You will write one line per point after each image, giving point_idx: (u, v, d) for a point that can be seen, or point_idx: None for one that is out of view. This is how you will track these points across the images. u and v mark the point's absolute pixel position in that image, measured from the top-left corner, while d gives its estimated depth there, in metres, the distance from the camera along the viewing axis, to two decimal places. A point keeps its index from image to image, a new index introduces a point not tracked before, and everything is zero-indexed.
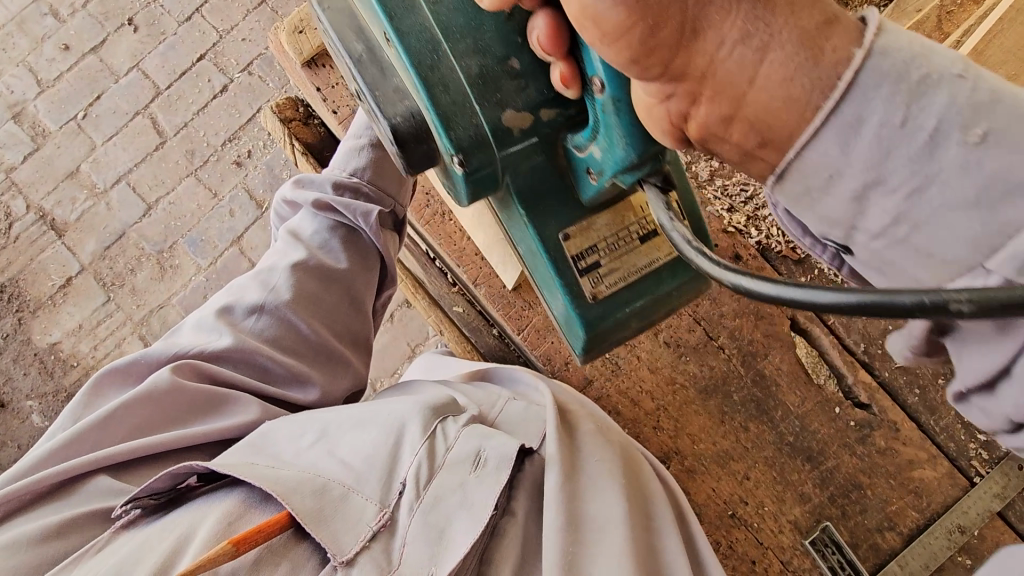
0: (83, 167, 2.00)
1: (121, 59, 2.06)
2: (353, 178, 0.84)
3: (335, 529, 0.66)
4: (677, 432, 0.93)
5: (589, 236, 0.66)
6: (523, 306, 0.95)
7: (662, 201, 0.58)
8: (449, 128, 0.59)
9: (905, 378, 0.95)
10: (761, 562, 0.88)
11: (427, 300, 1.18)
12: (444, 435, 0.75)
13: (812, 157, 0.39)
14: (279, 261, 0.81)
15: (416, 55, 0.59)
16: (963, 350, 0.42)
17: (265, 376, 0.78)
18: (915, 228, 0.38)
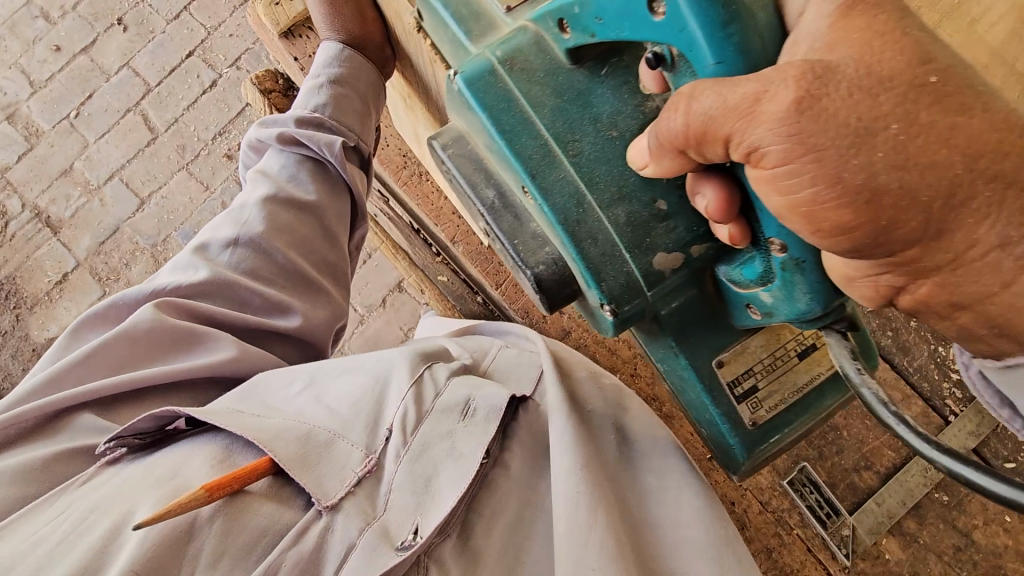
0: (76, 165, 2.04)
1: (112, 58, 2.10)
2: (315, 114, 0.85)
3: (319, 475, 0.66)
4: (655, 379, 0.94)
5: (743, 359, 0.67)
6: (500, 263, 0.97)
7: (847, 350, 0.57)
8: (600, 280, 0.57)
9: (878, 322, 0.97)
10: (739, 503, 0.89)
11: (406, 261, 1.20)
12: (432, 380, 0.78)
13: None
14: (248, 198, 0.82)
15: (562, 211, 0.57)
16: None
17: (242, 307, 0.79)
18: None
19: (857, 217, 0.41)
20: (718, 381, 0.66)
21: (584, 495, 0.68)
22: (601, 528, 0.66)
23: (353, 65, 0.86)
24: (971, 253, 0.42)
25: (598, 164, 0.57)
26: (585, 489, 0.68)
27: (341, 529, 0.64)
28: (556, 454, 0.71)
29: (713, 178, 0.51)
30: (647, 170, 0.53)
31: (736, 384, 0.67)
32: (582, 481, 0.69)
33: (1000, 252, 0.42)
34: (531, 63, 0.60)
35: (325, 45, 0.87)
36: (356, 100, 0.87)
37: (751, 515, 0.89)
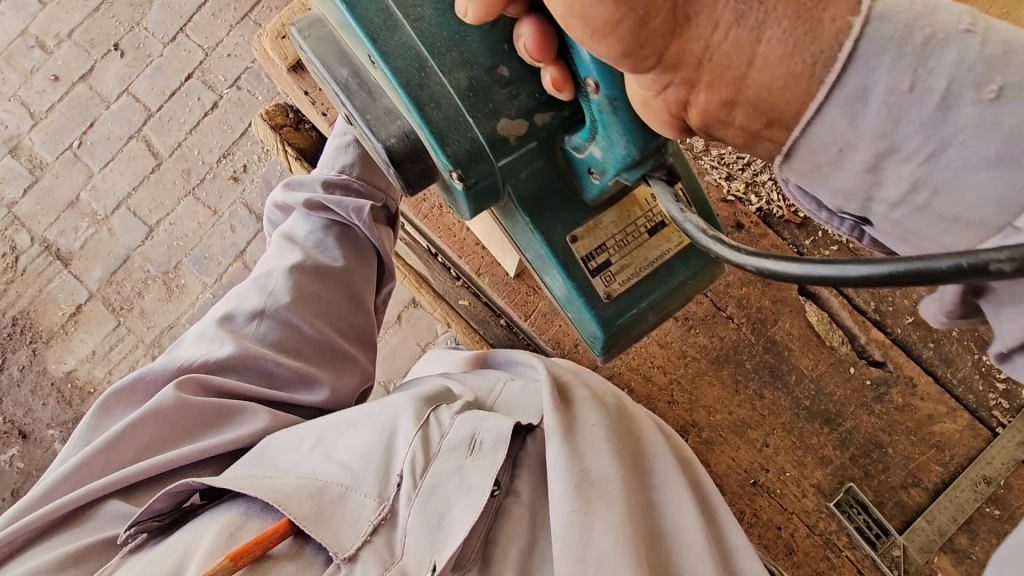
0: (82, 196, 2.02)
1: (111, 85, 2.07)
2: (342, 174, 0.83)
3: (335, 528, 0.62)
4: (692, 404, 0.92)
5: (596, 235, 0.64)
6: (527, 292, 0.93)
7: (671, 193, 0.57)
8: (445, 145, 0.58)
9: (919, 333, 0.94)
10: (787, 528, 0.88)
11: (432, 295, 1.17)
12: (438, 422, 0.69)
13: (820, 131, 0.42)
14: (275, 265, 0.81)
15: (403, 75, 0.57)
16: (1000, 311, 0.45)
17: (270, 381, 0.77)
18: (933, 193, 0.42)
19: (613, 9, 0.41)
20: (574, 256, 0.63)
21: (578, 515, 0.61)
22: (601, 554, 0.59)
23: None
24: (716, 38, 0.42)
25: (439, 29, 0.57)
26: (582, 510, 0.62)
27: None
28: (550, 476, 0.65)
29: (527, 16, 0.53)
30: (462, 15, 0.52)
31: (587, 258, 0.63)
32: (580, 500, 0.62)
33: (738, 28, 0.41)
34: None
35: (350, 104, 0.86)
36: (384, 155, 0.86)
37: (798, 539, 0.88)
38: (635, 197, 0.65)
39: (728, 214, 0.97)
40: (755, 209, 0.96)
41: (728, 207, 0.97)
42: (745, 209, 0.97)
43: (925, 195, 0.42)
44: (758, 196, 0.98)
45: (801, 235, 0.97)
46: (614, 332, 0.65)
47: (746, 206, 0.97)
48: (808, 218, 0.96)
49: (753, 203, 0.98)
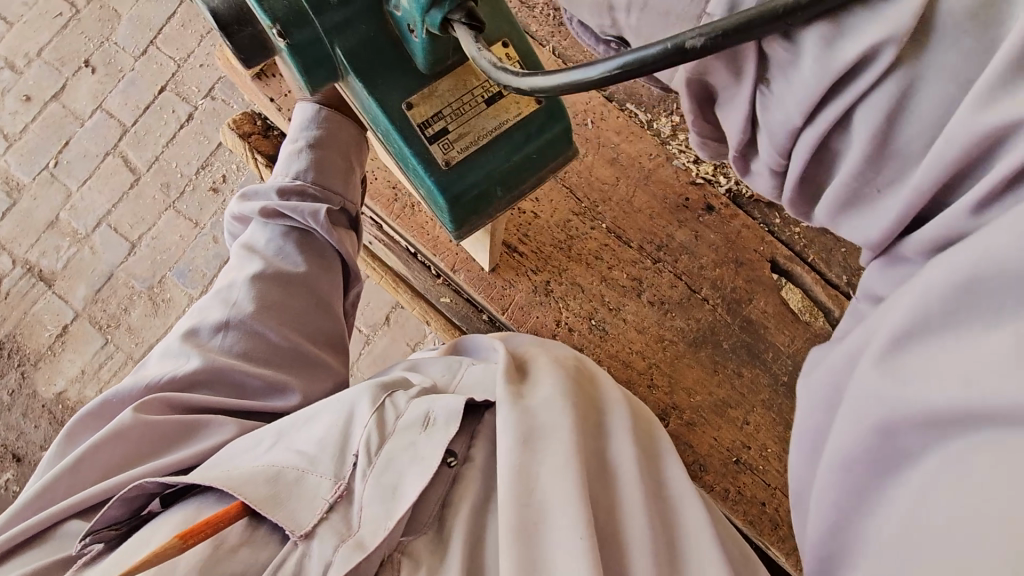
0: (62, 216, 2.01)
1: (83, 102, 2.06)
2: (297, 181, 0.84)
3: (292, 508, 0.61)
4: (673, 387, 0.92)
5: (433, 103, 0.64)
6: (503, 287, 0.93)
7: (472, 36, 0.52)
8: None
9: None
10: (771, 503, 0.89)
11: (410, 292, 1.16)
12: (393, 405, 0.69)
13: None
14: (237, 276, 0.81)
15: None
16: (727, 108, 0.48)
17: (239, 392, 0.76)
18: None
19: None
20: (410, 120, 0.64)
21: (520, 464, 0.63)
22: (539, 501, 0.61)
23: (332, 125, 0.86)
24: None
25: None
26: (530, 457, 0.63)
27: (316, 553, 0.59)
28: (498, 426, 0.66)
29: None
30: None
31: (425, 125, 0.64)
32: (524, 450, 0.63)
33: None
34: None
35: (300, 108, 0.87)
36: (339, 161, 0.87)
37: (783, 513, 0.89)
38: (472, 66, 0.64)
39: (698, 197, 0.97)
40: (724, 191, 0.97)
41: (698, 189, 0.97)
42: (715, 192, 0.97)
43: None
44: (727, 177, 0.99)
45: (772, 212, 0.99)
46: (456, 201, 0.65)
47: (716, 188, 0.97)
48: None
49: (722, 184, 0.98)
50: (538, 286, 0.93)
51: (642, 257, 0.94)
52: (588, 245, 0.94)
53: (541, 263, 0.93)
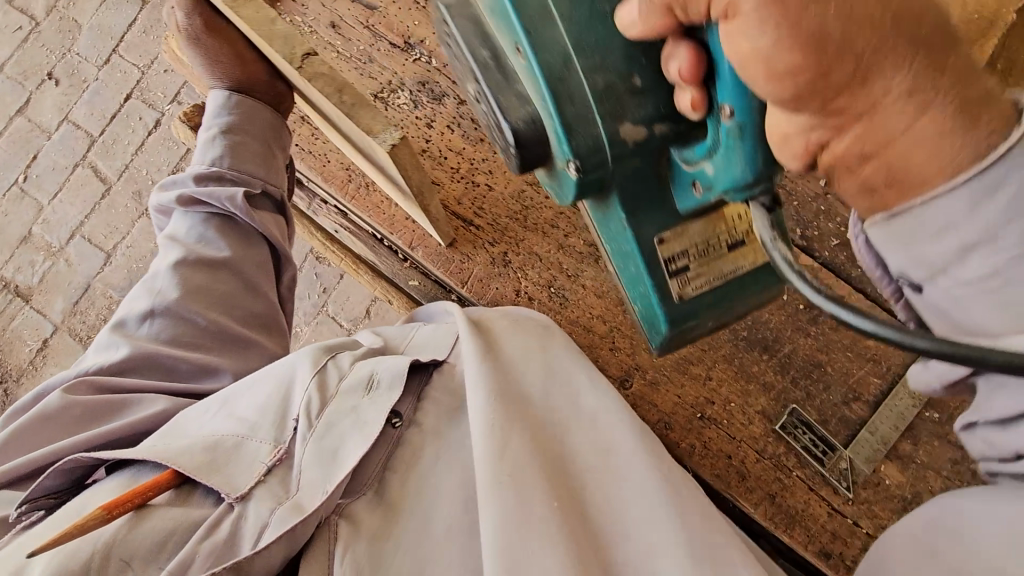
0: (35, 230, 2.00)
1: (49, 115, 2.05)
2: (212, 168, 0.85)
3: (229, 473, 0.66)
4: (635, 348, 0.93)
5: (682, 240, 0.64)
6: (461, 260, 0.94)
7: (767, 219, 0.55)
8: (570, 136, 0.58)
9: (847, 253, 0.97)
10: (737, 456, 0.91)
11: (370, 274, 1.06)
12: (336, 367, 0.77)
13: (936, 208, 0.41)
14: (160, 264, 0.81)
15: (547, 67, 0.57)
16: (997, 391, 0.43)
17: (171, 375, 0.77)
18: (1003, 284, 0.39)
19: None
20: (656, 260, 0.64)
21: (490, 427, 0.65)
22: (509, 458, 0.63)
23: (244, 109, 0.89)
24: None
25: None
26: (501, 420, 0.66)
27: (253, 514, 0.63)
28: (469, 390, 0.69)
29: None
30: None
31: (676, 274, 0.65)
32: (494, 413, 0.66)
33: None
34: None
35: (213, 97, 0.90)
36: (255, 144, 0.88)
37: (749, 465, 0.91)
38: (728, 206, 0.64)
39: None
40: None
41: None
42: None
43: (996, 282, 0.40)
44: None
45: None
46: (675, 328, 0.66)
47: None
48: None
49: None
50: (496, 257, 0.94)
51: None
52: (543, 214, 0.94)
53: (497, 235, 0.94)
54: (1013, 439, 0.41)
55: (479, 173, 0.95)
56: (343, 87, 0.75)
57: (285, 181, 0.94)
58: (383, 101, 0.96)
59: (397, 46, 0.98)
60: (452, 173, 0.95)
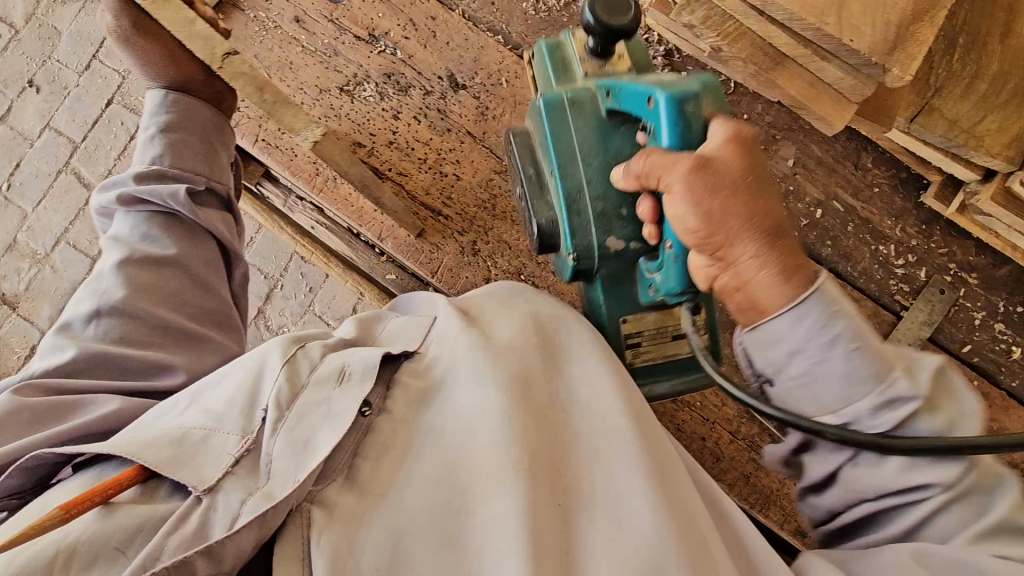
0: (20, 238, 2.00)
1: (31, 122, 2.05)
2: (153, 166, 0.79)
3: (194, 466, 0.60)
4: None
5: (639, 323, 0.77)
6: (431, 250, 0.94)
7: (690, 318, 0.66)
8: (573, 236, 0.70)
9: (816, 233, 0.97)
10: (710, 437, 0.91)
11: (340, 266, 1.07)
12: (307, 356, 0.68)
13: (775, 326, 0.56)
14: (103, 265, 0.75)
15: (569, 193, 0.70)
16: (818, 457, 0.61)
17: (123, 375, 0.70)
18: (809, 380, 0.56)
19: None
20: (623, 336, 0.77)
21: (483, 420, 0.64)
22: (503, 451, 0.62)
23: (182, 108, 0.82)
24: None
25: None
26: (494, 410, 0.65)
27: (223, 504, 0.58)
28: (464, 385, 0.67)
29: None
30: None
31: (631, 348, 0.78)
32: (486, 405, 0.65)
33: None
34: (589, 109, 0.72)
35: (149, 95, 0.83)
36: (196, 142, 0.82)
37: (723, 446, 0.91)
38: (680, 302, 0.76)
39: None
40: None
41: None
42: None
43: (804, 378, 0.56)
44: None
45: None
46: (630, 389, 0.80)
47: None
48: None
49: None
50: (465, 246, 0.94)
51: None
52: (512, 203, 0.95)
53: (467, 225, 0.94)
54: (828, 494, 0.61)
55: (447, 163, 0.96)
56: (265, 86, 0.71)
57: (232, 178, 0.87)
58: (349, 94, 0.97)
59: (362, 39, 0.98)
60: (420, 164, 0.96)
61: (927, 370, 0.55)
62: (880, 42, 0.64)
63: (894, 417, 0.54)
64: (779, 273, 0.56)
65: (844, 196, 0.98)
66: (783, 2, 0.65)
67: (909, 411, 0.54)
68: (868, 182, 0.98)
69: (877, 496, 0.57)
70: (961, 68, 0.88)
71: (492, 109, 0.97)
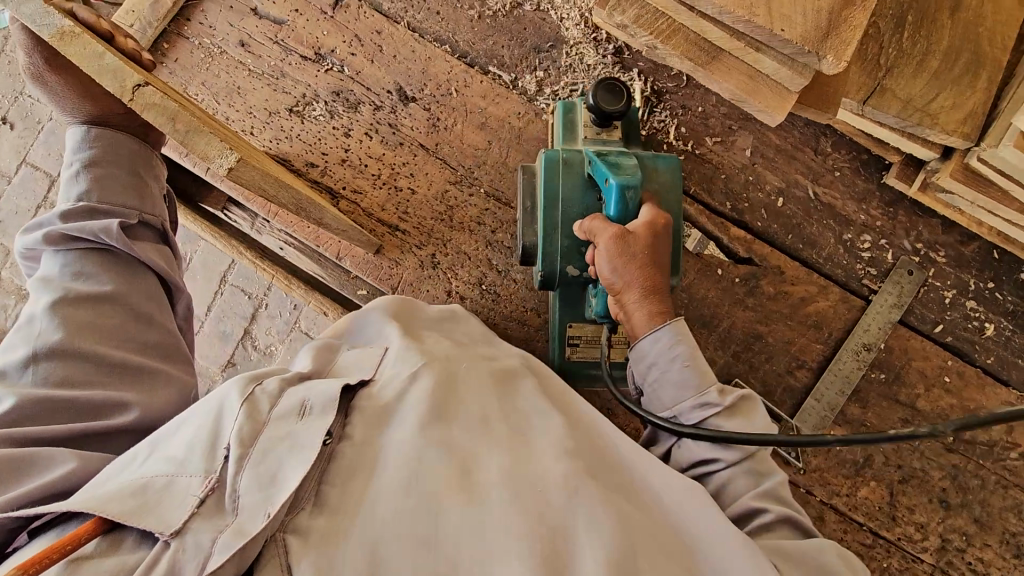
0: (3, 274, 2.01)
1: (7, 158, 2.03)
2: (81, 203, 0.79)
3: (161, 510, 0.53)
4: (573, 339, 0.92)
5: (583, 329, 0.86)
6: (390, 265, 0.94)
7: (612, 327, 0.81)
8: (545, 259, 0.82)
9: (779, 223, 0.96)
10: None
11: (303, 287, 1.05)
12: (264, 393, 0.64)
13: (637, 347, 0.74)
14: (35, 308, 0.73)
15: (551, 224, 0.81)
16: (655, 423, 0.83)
17: (72, 416, 0.68)
18: (657, 385, 0.74)
19: None
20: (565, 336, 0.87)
21: (432, 435, 0.63)
22: (454, 462, 0.61)
23: (104, 142, 0.83)
24: None
25: None
26: (442, 428, 0.64)
27: (193, 547, 0.51)
28: (407, 405, 0.67)
29: None
30: None
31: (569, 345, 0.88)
32: (434, 423, 0.64)
33: None
34: (583, 167, 0.82)
35: (68, 132, 0.83)
36: (122, 174, 0.83)
37: None
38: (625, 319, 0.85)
39: None
40: None
41: None
42: None
43: (652, 384, 0.74)
44: None
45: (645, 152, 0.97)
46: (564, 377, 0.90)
47: None
48: (648, 135, 0.97)
49: None
50: (424, 260, 0.93)
51: None
52: (469, 213, 0.94)
53: (425, 238, 0.94)
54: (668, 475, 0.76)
55: (401, 178, 0.95)
56: (177, 116, 0.67)
57: (163, 211, 0.89)
58: (299, 115, 0.96)
59: (309, 59, 0.97)
60: (373, 180, 0.95)
61: (737, 393, 0.71)
62: (813, 30, 0.63)
63: (703, 418, 0.70)
64: (645, 316, 0.73)
65: (805, 183, 0.97)
66: None
67: (713, 416, 0.69)
68: (829, 167, 0.97)
69: (692, 469, 0.73)
70: (911, 47, 0.86)
71: (443, 120, 0.96)
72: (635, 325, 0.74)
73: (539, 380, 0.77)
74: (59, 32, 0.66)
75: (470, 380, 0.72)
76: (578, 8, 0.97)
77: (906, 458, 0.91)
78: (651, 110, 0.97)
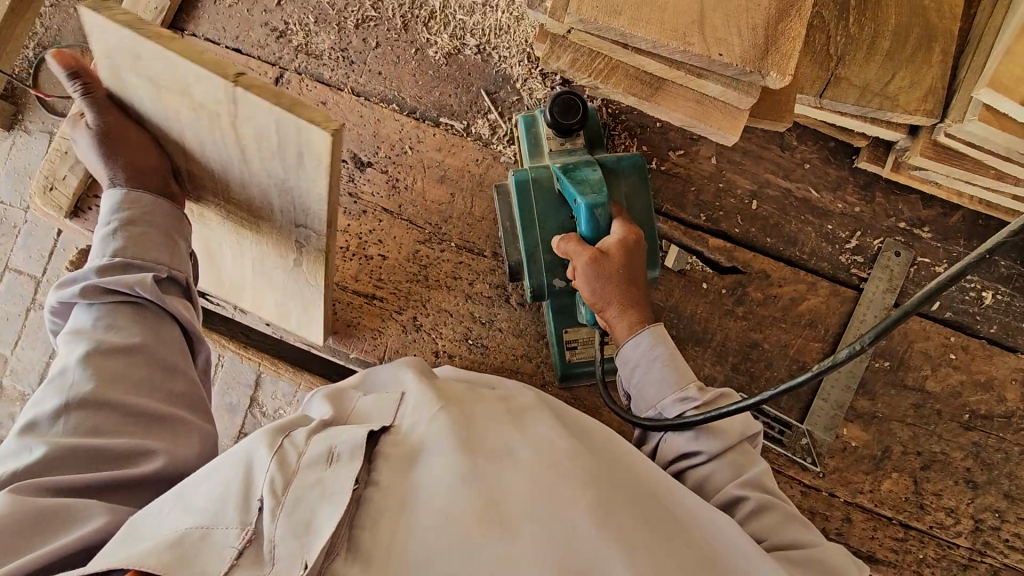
0: None
1: None
2: (116, 258, 0.74)
3: (202, 564, 0.50)
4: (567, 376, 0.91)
5: (579, 331, 0.86)
6: (373, 335, 0.93)
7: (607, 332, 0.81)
8: (530, 275, 0.81)
9: (756, 226, 0.94)
10: None
11: (291, 370, 1.04)
12: (293, 444, 0.59)
13: (621, 355, 0.74)
14: (66, 358, 0.68)
15: (531, 244, 0.80)
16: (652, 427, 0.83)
17: (98, 464, 0.63)
18: (641, 389, 0.73)
19: None
20: (562, 341, 0.86)
21: (462, 464, 0.58)
22: (484, 490, 0.57)
23: (143, 202, 0.78)
24: None
25: None
26: (470, 457, 0.59)
27: None
28: (433, 436, 0.61)
29: None
30: None
31: (567, 348, 0.87)
32: (462, 452, 0.59)
33: None
34: (552, 182, 0.80)
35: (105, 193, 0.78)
36: (157, 235, 0.78)
37: None
38: None
39: None
40: None
41: None
42: None
43: (636, 388, 0.74)
44: None
45: None
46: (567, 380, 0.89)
47: None
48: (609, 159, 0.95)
49: None
50: (407, 324, 0.92)
51: (497, 263, 0.93)
52: (443, 269, 0.93)
53: (403, 302, 0.93)
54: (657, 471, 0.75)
55: (370, 246, 0.94)
56: (281, 94, 0.62)
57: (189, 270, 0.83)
58: None
59: None
60: (343, 252, 0.94)
61: (719, 391, 0.70)
62: (751, 49, 0.62)
63: (684, 411, 0.69)
64: (628, 331, 0.73)
65: (776, 180, 0.95)
66: (641, 33, 0.62)
67: (692, 410, 0.69)
68: (798, 160, 0.95)
69: (675, 462, 0.72)
70: (859, 32, 0.84)
71: (403, 180, 0.95)
72: (620, 334, 0.74)
73: (562, 411, 0.71)
74: (157, 36, 0.63)
75: (488, 410, 0.67)
76: (518, 45, 0.95)
77: (925, 443, 0.89)
78: (610, 134, 0.96)
